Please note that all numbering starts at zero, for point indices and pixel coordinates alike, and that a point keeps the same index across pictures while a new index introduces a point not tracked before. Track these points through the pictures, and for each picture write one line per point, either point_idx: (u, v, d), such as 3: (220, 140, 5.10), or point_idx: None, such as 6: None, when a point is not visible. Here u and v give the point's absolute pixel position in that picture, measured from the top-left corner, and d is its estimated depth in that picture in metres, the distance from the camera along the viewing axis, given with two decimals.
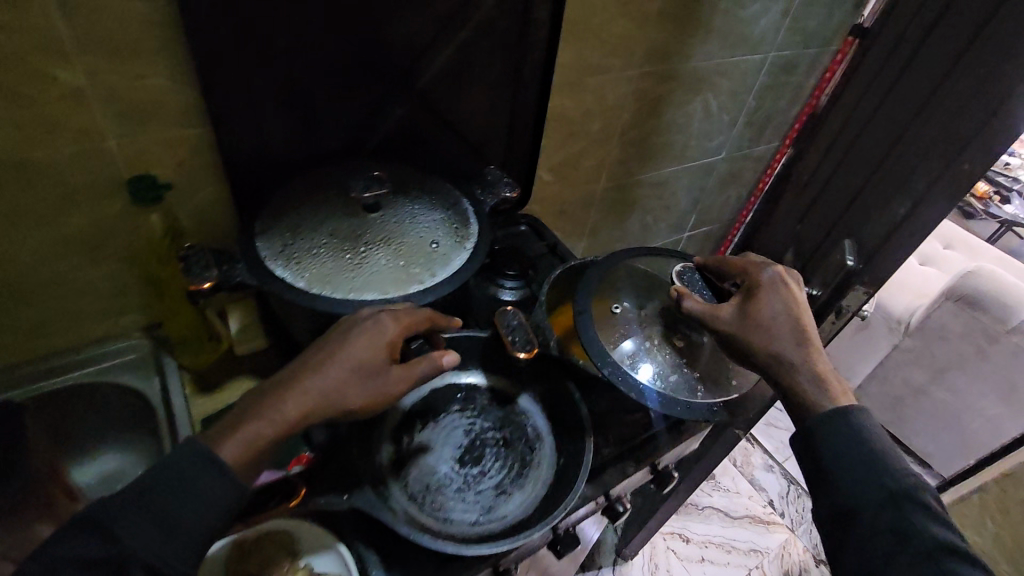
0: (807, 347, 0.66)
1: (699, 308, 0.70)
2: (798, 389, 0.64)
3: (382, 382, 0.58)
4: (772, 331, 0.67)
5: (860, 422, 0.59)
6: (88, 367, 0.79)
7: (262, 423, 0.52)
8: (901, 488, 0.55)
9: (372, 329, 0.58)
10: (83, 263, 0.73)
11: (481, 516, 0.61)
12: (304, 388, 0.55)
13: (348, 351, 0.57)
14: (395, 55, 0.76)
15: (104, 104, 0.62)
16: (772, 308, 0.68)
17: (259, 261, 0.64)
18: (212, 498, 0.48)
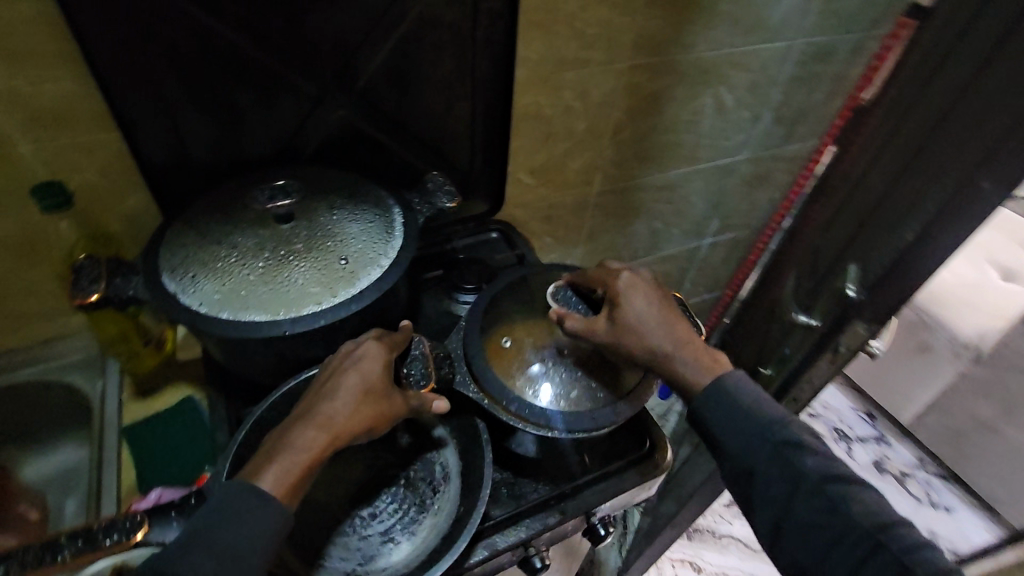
0: (680, 336, 0.66)
1: (578, 326, 0.66)
2: (683, 377, 0.65)
3: (391, 402, 0.57)
4: (648, 332, 0.65)
5: (733, 385, 0.64)
6: (38, 364, 0.81)
7: (289, 454, 0.51)
8: (781, 437, 0.60)
9: (371, 346, 0.58)
10: (19, 267, 0.73)
11: (357, 566, 0.57)
12: (322, 415, 0.53)
13: (349, 378, 0.56)
14: (324, 53, 0.71)
15: (9, 109, 0.60)
16: (640, 306, 0.66)
17: (156, 275, 0.61)
18: (257, 526, 0.48)
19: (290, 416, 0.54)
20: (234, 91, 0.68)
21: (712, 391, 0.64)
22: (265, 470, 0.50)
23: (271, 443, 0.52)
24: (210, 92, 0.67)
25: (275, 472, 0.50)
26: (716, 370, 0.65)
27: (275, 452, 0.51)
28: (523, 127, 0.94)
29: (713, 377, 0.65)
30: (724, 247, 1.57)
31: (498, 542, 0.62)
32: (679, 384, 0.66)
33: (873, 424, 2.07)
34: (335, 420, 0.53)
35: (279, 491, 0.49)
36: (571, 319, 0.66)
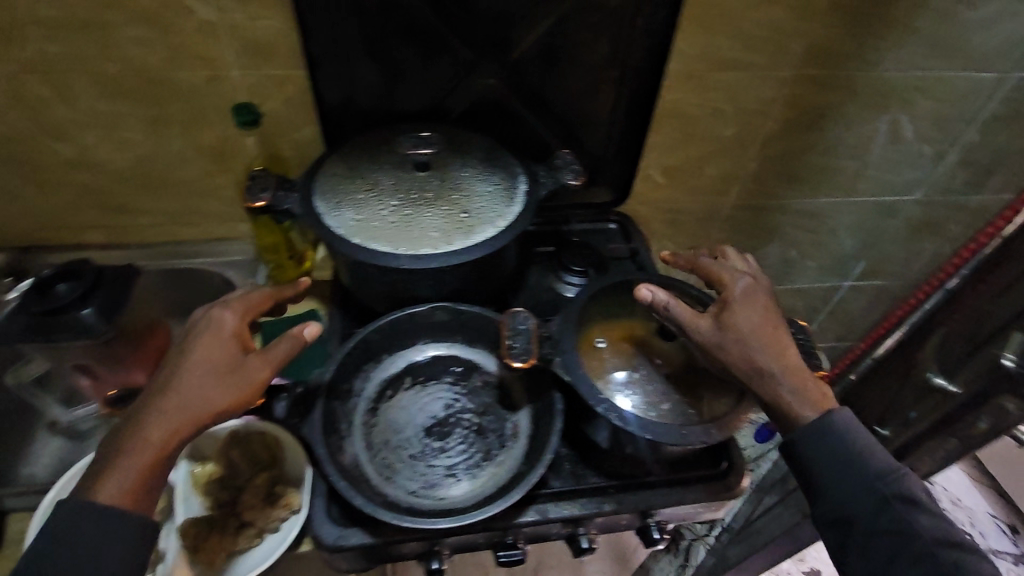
0: (790, 363, 0.60)
1: (679, 314, 0.63)
2: (781, 403, 0.59)
3: (252, 370, 0.59)
4: (754, 342, 0.60)
5: (840, 427, 0.58)
6: (207, 257, 0.97)
7: (132, 453, 0.53)
8: (893, 491, 0.55)
9: (224, 324, 0.61)
10: (211, 171, 0.87)
11: (419, 489, 0.59)
12: (178, 396, 0.55)
13: (192, 359, 0.58)
14: (487, 22, 0.76)
15: (229, 37, 0.73)
16: (753, 316, 0.62)
17: (308, 195, 0.70)
18: (126, 539, 0.51)
19: (128, 415, 0.56)
20: (403, 45, 0.76)
21: (814, 426, 0.58)
22: (105, 478, 0.52)
23: (124, 435, 0.54)
24: (384, 43, 0.75)
25: (113, 478, 0.52)
26: (823, 408, 0.59)
27: (120, 453, 0.53)
28: (666, 123, 0.92)
29: (819, 414, 0.59)
30: (866, 295, 1.41)
31: (550, 512, 0.62)
32: (775, 410, 0.60)
33: (1014, 540, 1.75)
34: (190, 399, 0.56)
35: (120, 496, 0.52)
36: (676, 307, 0.63)
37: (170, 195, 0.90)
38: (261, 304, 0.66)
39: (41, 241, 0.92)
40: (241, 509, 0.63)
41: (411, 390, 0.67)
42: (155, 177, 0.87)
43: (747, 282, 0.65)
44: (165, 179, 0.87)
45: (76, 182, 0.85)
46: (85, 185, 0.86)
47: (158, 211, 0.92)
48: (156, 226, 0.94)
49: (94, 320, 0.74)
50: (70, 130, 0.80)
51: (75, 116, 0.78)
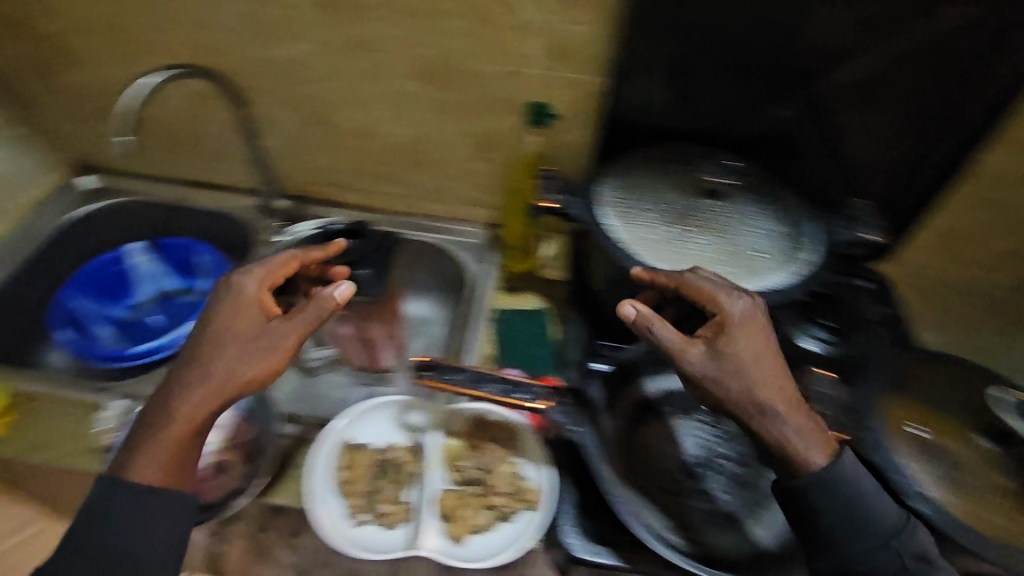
0: (794, 397, 0.54)
1: (666, 339, 0.56)
2: (789, 447, 0.53)
3: (280, 334, 0.59)
4: (753, 380, 0.53)
5: (853, 478, 0.52)
6: (443, 235, 1.02)
7: (160, 429, 0.54)
8: (911, 551, 0.52)
9: (246, 296, 0.60)
10: (474, 157, 0.92)
11: (672, 525, 0.63)
12: (210, 368, 0.56)
13: (219, 323, 0.59)
14: (808, 54, 0.71)
15: (542, 39, 0.75)
16: (756, 340, 0.55)
17: (593, 202, 0.70)
18: (171, 520, 0.52)
19: (160, 387, 0.57)
20: (706, 67, 0.74)
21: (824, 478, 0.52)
22: (135, 458, 0.53)
23: (156, 415, 0.55)
24: (689, 63, 0.73)
25: (144, 457, 0.53)
26: (829, 450, 0.53)
27: (150, 433, 0.54)
28: (958, 183, 0.82)
29: (827, 459, 0.53)
30: None
31: None
32: (777, 455, 0.53)
33: None
34: (219, 369, 0.56)
35: (156, 473, 0.53)
36: (662, 331, 0.56)
37: (430, 173, 0.96)
38: (285, 271, 0.65)
39: (309, 194, 1.02)
40: (493, 493, 0.66)
41: (660, 421, 0.70)
42: (424, 155, 0.93)
43: (745, 301, 0.57)
44: (429, 158, 0.93)
45: (354, 148, 0.93)
46: (361, 152, 0.94)
47: (411, 184, 0.98)
48: (408, 197, 1.01)
49: (367, 281, 0.82)
50: (370, 104, 0.87)
51: (378, 90, 0.84)
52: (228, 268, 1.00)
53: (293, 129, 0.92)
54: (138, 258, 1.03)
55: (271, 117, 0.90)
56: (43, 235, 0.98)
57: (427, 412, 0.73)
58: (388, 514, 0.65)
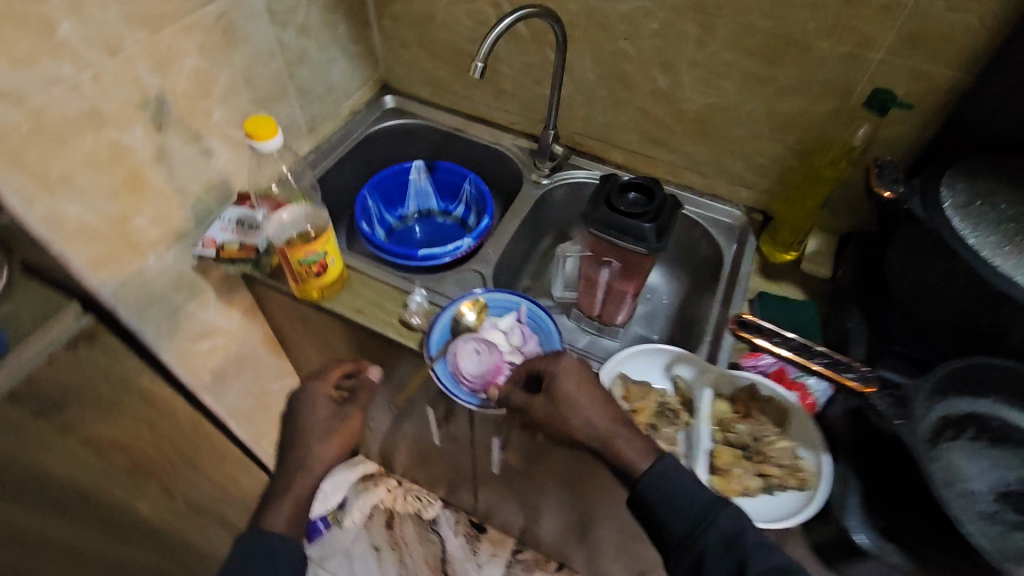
0: (613, 416, 0.65)
1: (519, 399, 0.70)
2: (621, 454, 0.64)
3: (332, 439, 0.85)
4: (579, 410, 0.65)
5: (670, 468, 0.62)
6: (699, 207, 1.02)
7: (283, 497, 0.80)
8: (723, 520, 0.59)
9: (319, 395, 0.88)
10: (764, 137, 0.90)
11: (994, 549, 0.54)
12: (307, 455, 0.83)
13: (308, 418, 0.86)
14: None
15: (907, 23, 0.71)
16: (571, 386, 0.66)
17: (936, 203, 0.67)
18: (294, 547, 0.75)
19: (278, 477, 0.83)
20: None
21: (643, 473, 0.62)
22: (272, 515, 0.78)
23: (278, 487, 0.81)
24: None
25: (279, 515, 0.78)
26: (653, 452, 0.64)
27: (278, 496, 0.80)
28: None
29: (650, 460, 0.63)
30: None
31: None
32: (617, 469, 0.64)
33: None
34: (313, 456, 0.83)
35: (283, 525, 0.77)
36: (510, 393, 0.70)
37: (709, 144, 0.96)
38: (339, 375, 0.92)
39: (577, 145, 1.08)
40: (767, 461, 0.68)
41: (976, 442, 0.62)
42: (710, 125, 0.93)
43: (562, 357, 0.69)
44: (716, 130, 0.93)
45: (643, 108, 0.96)
46: (646, 113, 0.97)
47: (682, 154, 1.00)
48: (673, 166, 1.02)
49: (651, 235, 0.83)
50: (679, 67, 0.88)
51: (697, 55, 0.86)
52: (492, 202, 1.07)
53: (593, 82, 0.97)
54: (415, 175, 1.15)
55: (576, 68, 0.96)
56: (356, 134, 1.09)
57: (697, 370, 0.74)
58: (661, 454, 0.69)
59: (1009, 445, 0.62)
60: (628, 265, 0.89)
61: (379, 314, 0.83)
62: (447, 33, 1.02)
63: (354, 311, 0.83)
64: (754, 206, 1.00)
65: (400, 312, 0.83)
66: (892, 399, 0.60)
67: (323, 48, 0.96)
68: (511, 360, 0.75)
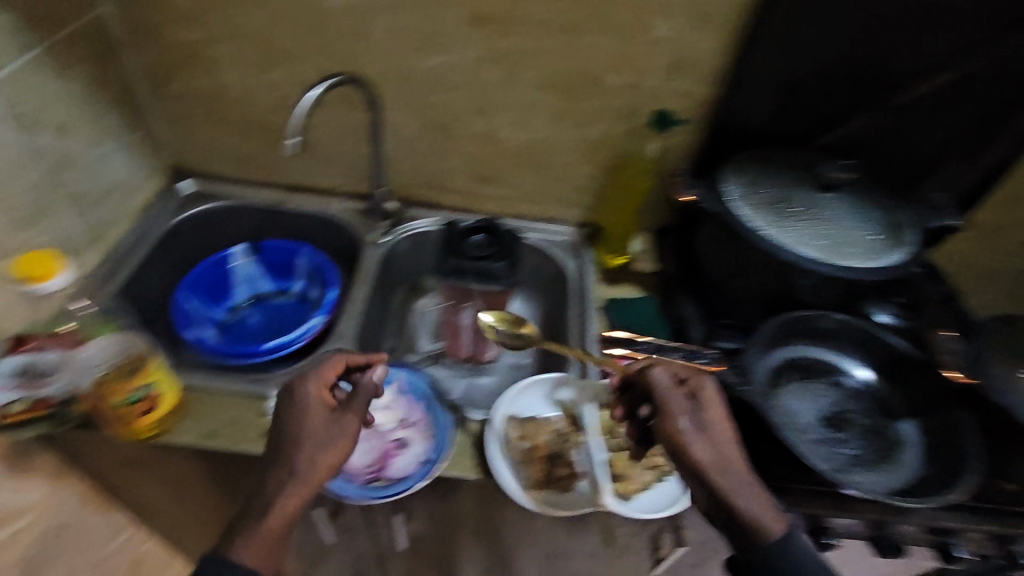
0: (742, 460, 0.56)
1: (657, 391, 0.61)
2: (748, 521, 0.52)
3: (331, 463, 0.59)
4: (705, 444, 0.56)
5: (807, 554, 0.50)
6: (537, 232, 1.09)
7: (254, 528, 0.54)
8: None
9: (310, 398, 0.62)
10: (578, 160, 1.00)
11: (831, 469, 0.66)
12: (291, 466, 0.58)
13: (298, 437, 0.60)
14: (894, 72, 0.83)
15: (667, 54, 0.84)
16: (686, 427, 0.57)
17: (722, 196, 0.80)
18: None
19: None
20: (810, 78, 0.85)
21: (767, 549, 0.50)
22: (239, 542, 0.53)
23: None
24: (795, 74, 0.85)
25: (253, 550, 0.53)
26: (783, 518, 0.52)
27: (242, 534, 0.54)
28: (1007, 186, 0.95)
29: (783, 527, 0.51)
30: None
31: (947, 520, 0.67)
32: (737, 521, 0.53)
33: None
34: (297, 480, 0.58)
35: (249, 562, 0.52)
36: (653, 381, 0.61)
37: (533, 174, 1.02)
38: (336, 369, 0.66)
39: (412, 198, 1.08)
40: (651, 454, 0.72)
41: (796, 383, 0.75)
42: (530, 157, 1.00)
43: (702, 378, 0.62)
44: (538, 160, 1.01)
45: (468, 152, 1.00)
46: (469, 156, 1.01)
47: (512, 187, 1.05)
48: (506, 199, 1.07)
49: (502, 271, 0.86)
50: (492, 111, 0.93)
51: (504, 98, 0.92)
52: (333, 269, 1.01)
53: (413, 135, 0.98)
54: (236, 262, 1.04)
55: (392, 124, 0.96)
56: (155, 231, 0.97)
57: (577, 388, 0.79)
58: (563, 480, 0.71)
59: (816, 378, 0.76)
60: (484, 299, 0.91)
61: (237, 431, 0.73)
62: (246, 106, 0.95)
63: (204, 436, 0.72)
64: (584, 222, 1.10)
65: (264, 422, 0.74)
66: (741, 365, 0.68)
67: (92, 145, 0.85)
68: (402, 438, 0.73)
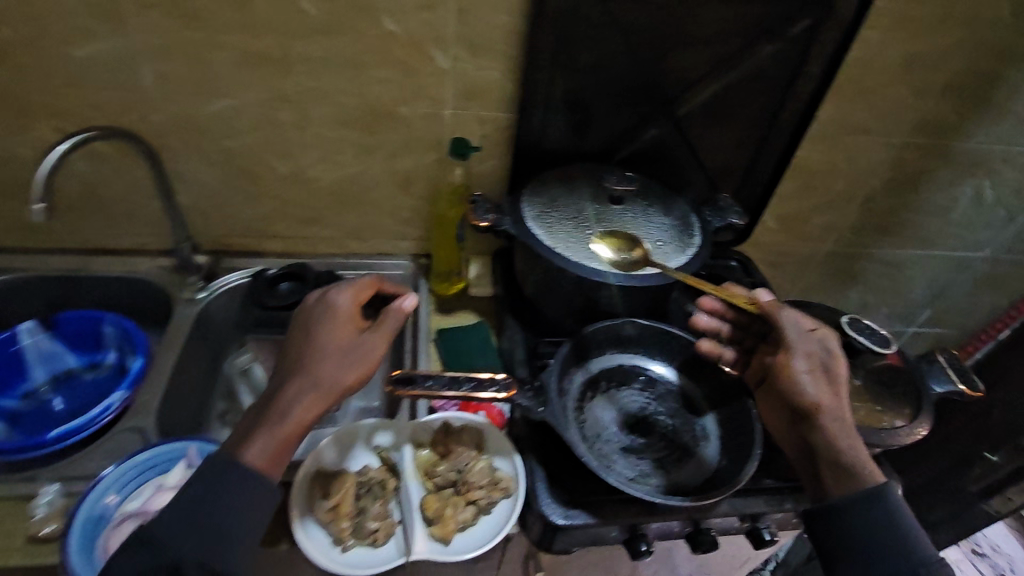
0: (846, 413, 0.64)
1: (787, 330, 0.69)
2: (850, 467, 0.61)
3: (341, 377, 0.62)
4: (813, 384, 0.65)
5: (894, 503, 0.58)
6: (370, 269, 1.06)
7: (274, 425, 0.58)
8: (875, 492, 0.58)
9: (342, 305, 0.68)
10: (397, 193, 0.98)
11: (637, 475, 0.67)
12: (316, 376, 0.61)
13: (324, 340, 0.64)
14: (669, 86, 0.89)
15: (456, 83, 0.85)
16: (800, 371, 0.65)
17: (520, 218, 0.81)
18: (248, 501, 0.54)
19: None
20: (594, 98, 0.89)
21: (860, 496, 0.58)
22: (250, 442, 0.57)
23: None
24: (581, 94, 0.88)
25: (257, 446, 0.57)
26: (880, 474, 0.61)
27: (264, 427, 0.58)
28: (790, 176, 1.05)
29: (877, 483, 0.59)
30: (927, 341, 1.50)
31: (749, 504, 0.71)
32: (829, 459, 0.62)
33: None
34: (321, 374, 0.62)
35: (259, 464, 0.56)
36: (784, 320, 0.70)
37: (354, 210, 1.00)
38: (368, 291, 0.72)
39: (231, 248, 1.01)
40: (469, 489, 0.70)
41: (607, 392, 0.76)
42: (346, 194, 0.97)
43: (829, 339, 0.69)
44: (356, 197, 0.98)
45: (281, 197, 0.96)
46: (282, 199, 0.96)
47: (336, 226, 1.02)
48: (333, 239, 1.03)
49: None
50: (294, 152, 0.90)
51: (304, 140, 0.89)
52: (144, 335, 0.93)
53: (217, 184, 0.92)
54: (29, 339, 0.93)
55: (187, 174, 0.90)
56: None
57: (395, 430, 0.76)
58: (377, 533, 0.66)
59: (626, 384, 0.77)
60: None
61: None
62: (12, 170, 0.86)
63: None
64: (419, 252, 1.08)
65: (28, 529, 0.65)
66: (533, 393, 0.68)
67: None
68: None
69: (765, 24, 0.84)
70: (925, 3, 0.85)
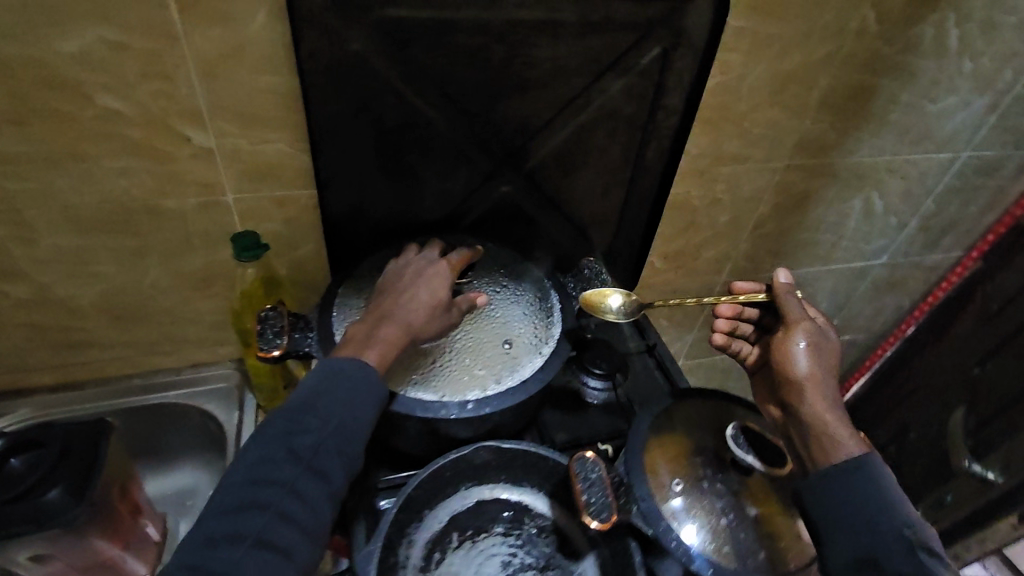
0: (834, 388, 0.62)
1: (792, 312, 0.66)
2: (835, 439, 0.58)
3: (424, 330, 0.61)
4: (811, 357, 0.62)
5: (877, 474, 0.54)
6: (182, 388, 0.84)
7: (377, 347, 0.58)
8: (856, 461, 0.55)
9: (444, 264, 0.67)
10: (192, 299, 0.77)
11: None
12: (408, 323, 0.60)
13: (427, 291, 0.63)
14: (508, 136, 0.73)
15: (229, 164, 0.65)
16: (800, 345, 0.62)
17: (330, 338, 0.64)
18: (360, 406, 0.55)
19: None
20: (421, 161, 0.72)
21: (840, 465, 0.55)
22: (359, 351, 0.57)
23: None
24: (401, 158, 0.71)
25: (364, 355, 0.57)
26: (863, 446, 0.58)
27: (371, 343, 0.58)
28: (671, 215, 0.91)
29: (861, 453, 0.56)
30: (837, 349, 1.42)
31: None
32: (813, 432, 0.59)
33: None
34: (415, 318, 0.61)
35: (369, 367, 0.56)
36: (788, 302, 0.66)
37: (139, 325, 0.77)
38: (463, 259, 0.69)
39: None
40: None
41: (460, 549, 0.60)
42: (119, 309, 0.74)
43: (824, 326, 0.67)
44: (138, 310, 0.76)
45: (26, 323, 0.72)
46: (30, 326, 0.73)
47: (121, 346, 0.79)
48: (123, 359, 0.80)
49: (65, 501, 0.63)
50: (26, 270, 0.67)
51: (33, 254, 0.66)
52: None
53: None
54: None
55: None
56: None
57: None
58: None
59: (486, 531, 0.62)
60: (101, 520, 0.68)
61: None
62: None
63: None
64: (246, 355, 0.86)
65: None
66: None
67: None
68: None
69: (608, 56, 0.69)
70: (786, 16, 0.72)
